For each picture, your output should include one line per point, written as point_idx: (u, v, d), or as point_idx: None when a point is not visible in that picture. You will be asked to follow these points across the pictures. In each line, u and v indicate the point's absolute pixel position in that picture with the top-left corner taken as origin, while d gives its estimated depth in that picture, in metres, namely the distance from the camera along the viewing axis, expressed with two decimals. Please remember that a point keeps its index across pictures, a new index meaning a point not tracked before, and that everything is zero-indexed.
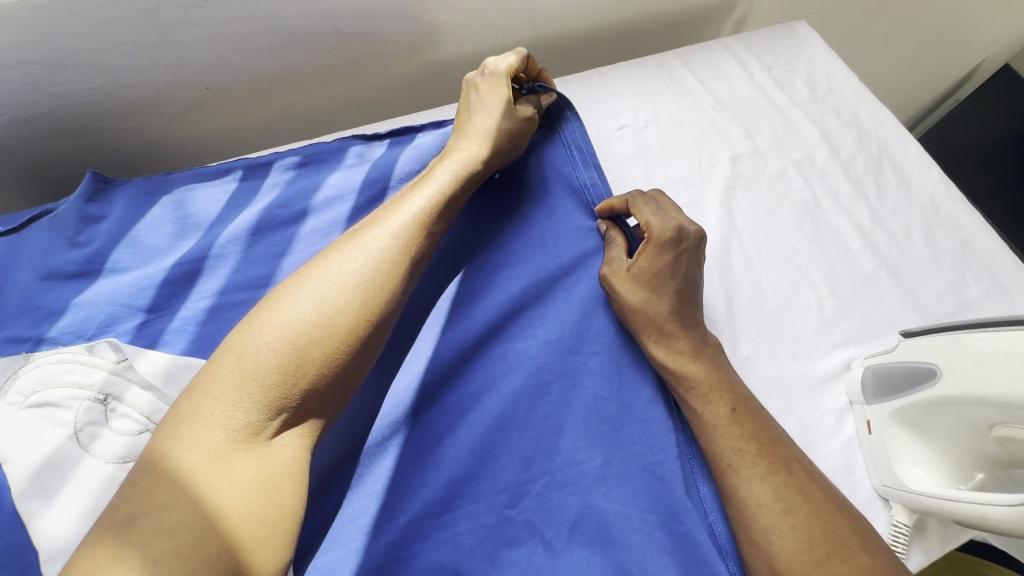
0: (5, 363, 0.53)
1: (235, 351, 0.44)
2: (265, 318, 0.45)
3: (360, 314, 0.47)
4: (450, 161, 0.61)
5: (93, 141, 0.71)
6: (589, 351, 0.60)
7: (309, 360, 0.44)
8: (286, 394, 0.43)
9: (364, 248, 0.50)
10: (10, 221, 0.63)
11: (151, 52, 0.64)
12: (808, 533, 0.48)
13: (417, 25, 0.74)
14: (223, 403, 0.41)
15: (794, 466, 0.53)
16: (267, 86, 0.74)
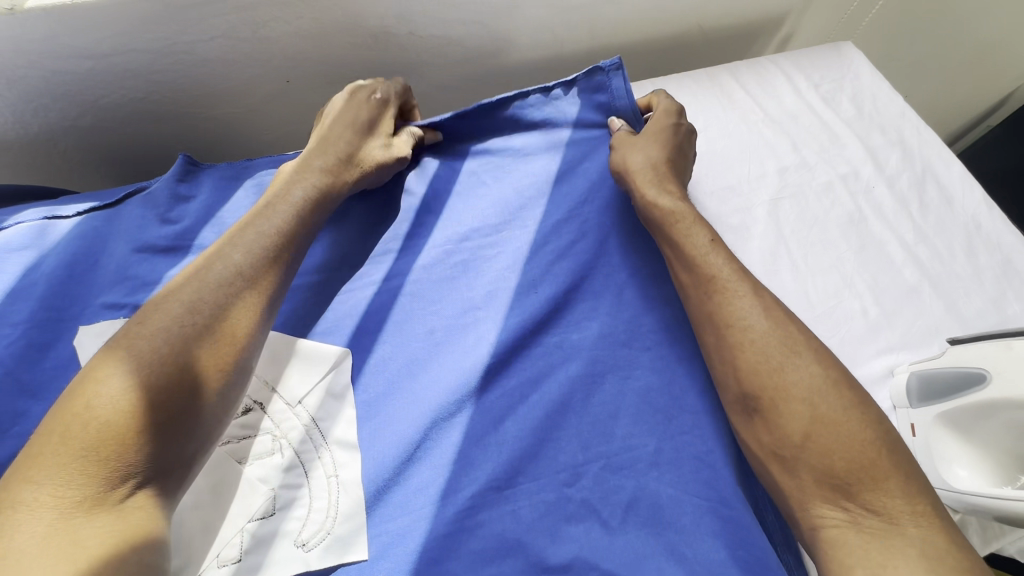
0: (106, 327, 0.58)
1: (55, 428, 0.42)
2: (85, 388, 0.43)
3: (205, 359, 0.47)
4: (311, 178, 0.61)
5: (178, 124, 0.77)
6: (641, 346, 0.62)
7: (151, 416, 0.43)
8: (128, 454, 0.41)
9: (206, 294, 0.49)
10: (107, 196, 0.68)
11: (243, 45, 0.69)
12: (768, 345, 0.52)
13: (485, 31, 0.79)
14: (49, 483, 0.39)
15: (763, 290, 0.56)
16: (341, 80, 0.78)
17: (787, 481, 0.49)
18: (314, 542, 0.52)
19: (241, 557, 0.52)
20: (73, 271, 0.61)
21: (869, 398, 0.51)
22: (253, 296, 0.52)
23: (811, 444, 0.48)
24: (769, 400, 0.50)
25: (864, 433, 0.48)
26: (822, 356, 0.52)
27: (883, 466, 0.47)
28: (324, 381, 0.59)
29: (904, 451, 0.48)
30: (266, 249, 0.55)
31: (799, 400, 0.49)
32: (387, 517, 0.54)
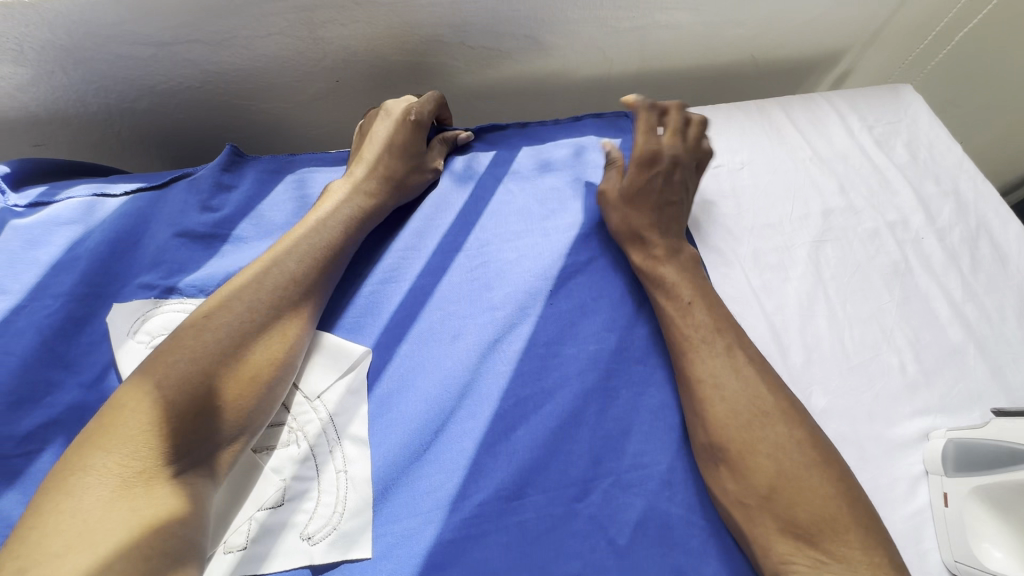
0: (138, 306, 0.59)
1: (126, 402, 0.45)
2: (155, 369, 0.47)
3: (263, 358, 0.51)
4: (354, 199, 0.64)
5: (227, 114, 0.78)
6: (656, 363, 0.62)
7: (213, 403, 0.47)
8: (192, 435, 0.45)
9: (264, 296, 0.54)
10: (153, 178, 0.70)
11: (300, 44, 0.70)
12: (737, 401, 0.55)
13: (535, 46, 0.79)
14: (120, 449, 0.42)
15: (738, 347, 0.59)
16: (388, 84, 0.79)
17: (752, 530, 0.51)
18: (320, 536, 0.51)
19: (247, 545, 0.50)
20: (115, 248, 0.63)
21: (834, 453, 0.54)
22: (305, 304, 0.56)
23: (773, 498, 0.51)
24: (737, 452, 0.53)
25: (827, 487, 0.51)
26: (792, 412, 0.55)
27: (844, 519, 0.49)
28: (345, 378, 0.58)
29: (865, 505, 0.51)
30: (321, 260, 0.59)
31: (765, 453, 0.52)
32: (392, 518, 0.52)
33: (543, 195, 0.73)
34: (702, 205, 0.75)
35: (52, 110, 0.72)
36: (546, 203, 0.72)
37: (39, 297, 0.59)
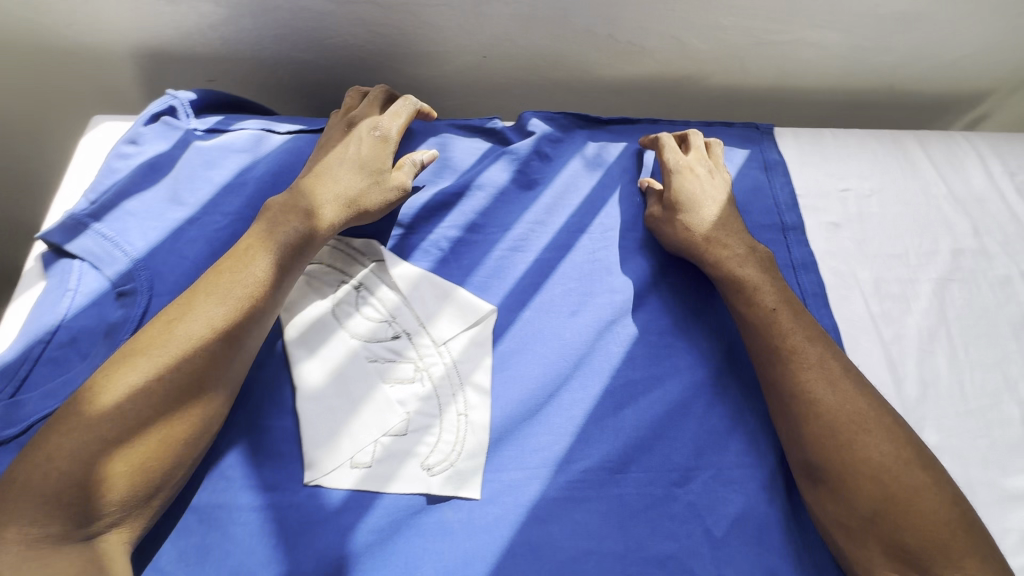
0: None
1: (33, 466, 0.44)
2: (67, 432, 0.45)
3: (176, 415, 0.48)
4: (303, 222, 0.59)
5: (376, 75, 0.84)
6: None
7: (118, 468, 0.45)
8: (100, 500, 0.45)
9: (176, 346, 0.50)
10: (311, 122, 0.76)
11: (462, 17, 0.74)
12: (837, 418, 0.53)
13: (677, 48, 0.80)
14: (19, 522, 0.42)
15: (831, 357, 0.57)
16: (528, 66, 0.83)
17: (854, 549, 0.51)
18: (439, 469, 0.54)
19: (371, 464, 0.54)
20: (276, 179, 0.68)
21: (943, 472, 0.52)
22: (236, 345, 0.52)
23: (879, 520, 0.50)
24: (835, 471, 0.52)
25: (939, 512, 0.49)
26: (893, 429, 0.53)
27: (958, 545, 0.48)
28: (470, 331, 0.61)
29: (979, 527, 0.49)
30: (257, 297, 0.54)
31: (868, 475, 0.51)
32: (503, 466, 0.55)
33: None
34: (826, 225, 0.74)
35: (230, 51, 0.79)
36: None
37: (210, 214, 0.65)
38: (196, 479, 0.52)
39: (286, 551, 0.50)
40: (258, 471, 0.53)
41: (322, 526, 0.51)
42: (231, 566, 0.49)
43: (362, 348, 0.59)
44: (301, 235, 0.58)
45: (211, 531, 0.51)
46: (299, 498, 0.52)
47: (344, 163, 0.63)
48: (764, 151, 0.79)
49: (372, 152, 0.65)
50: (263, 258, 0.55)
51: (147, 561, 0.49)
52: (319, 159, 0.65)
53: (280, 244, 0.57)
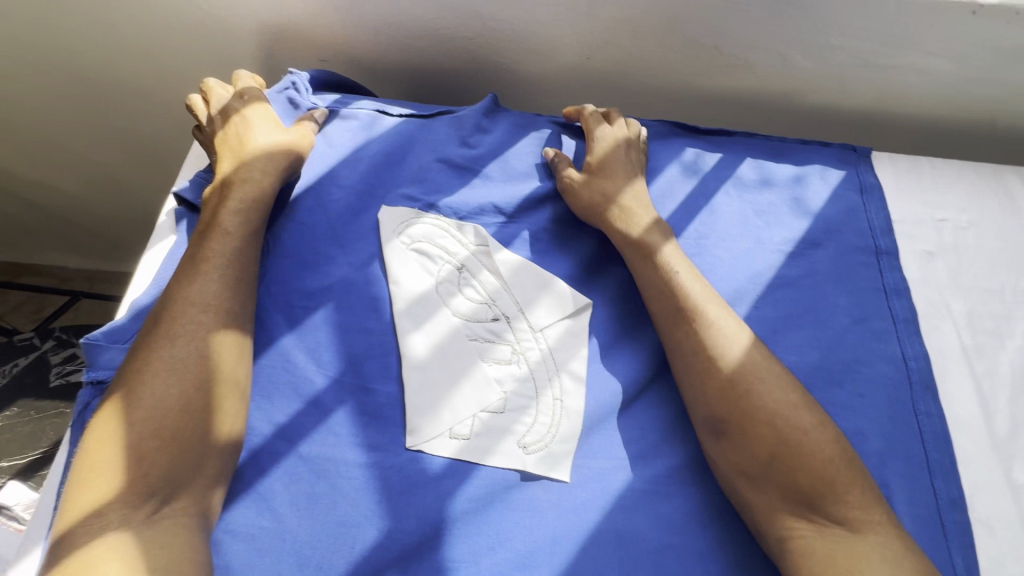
0: (404, 213, 0.68)
1: (77, 474, 0.47)
2: (92, 435, 0.48)
3: (186, 381, 0.52)
4: (248, 198, 0.63)
5: (480, 68, 0.87)
6: (853, 390, 0.63)
7: (152, 443, 0.48)
8: (148, 479, 0.47)
9: (174, 330, 0.54)
10: (420, 108, 0.80)
11: (575, 18, 0.77)
12: (736, 370, 0.57)
13: (780, 64, 0.81)
14: (82, 512, 0.45)
15: (726, 314, 0.61)
16: (629, 71, 0.84)
17: (755, 498, 0.53)
18: (534, 448, 0.57)
19: (470, 436, 0.57)
20: (388, 159, 0.72)
21: (829, 420, 0.56)
22: (223, 308, 0.57)
23: (774, 462, 0.53)
24: (736, 422, 0.55)
25: (826, 452, 0.53)
26: (783, 380, 0.57)
27: (842, 480, 0.52)
28: (566, 320, 0.64)
29: (860, 467, 0.53)
30: (227, 266, 0.59)
31: (764, 422, 0.54)
32: (592, 454, 0.57)
33: (762, 206, 0.75)
34: (920, 253, 0.74)
35: (347, 35, 0.83)
36: (764, 215, 0.74)
37: (327, 185, 0.69)
38: (309, 432, 0.56)
39: (389, 508, 0.53)
40: (365, 431, 0.57)
41: (423, 488, 0.54)
42: (338, 517, 0.53)
43: (463, 326, 0.63)
44: (241, 204, 0.63)
45: (321, 482, 0.54)
46: (402, 460, 0.55)
47: (250, 135, 0.68)
48: (861, 174, 0.79)
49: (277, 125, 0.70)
50: (219, 234, 0.60)
51: (261, 502, 0.53)
52: (235, 142, 0.67)
53: (234, 213, 0.62)
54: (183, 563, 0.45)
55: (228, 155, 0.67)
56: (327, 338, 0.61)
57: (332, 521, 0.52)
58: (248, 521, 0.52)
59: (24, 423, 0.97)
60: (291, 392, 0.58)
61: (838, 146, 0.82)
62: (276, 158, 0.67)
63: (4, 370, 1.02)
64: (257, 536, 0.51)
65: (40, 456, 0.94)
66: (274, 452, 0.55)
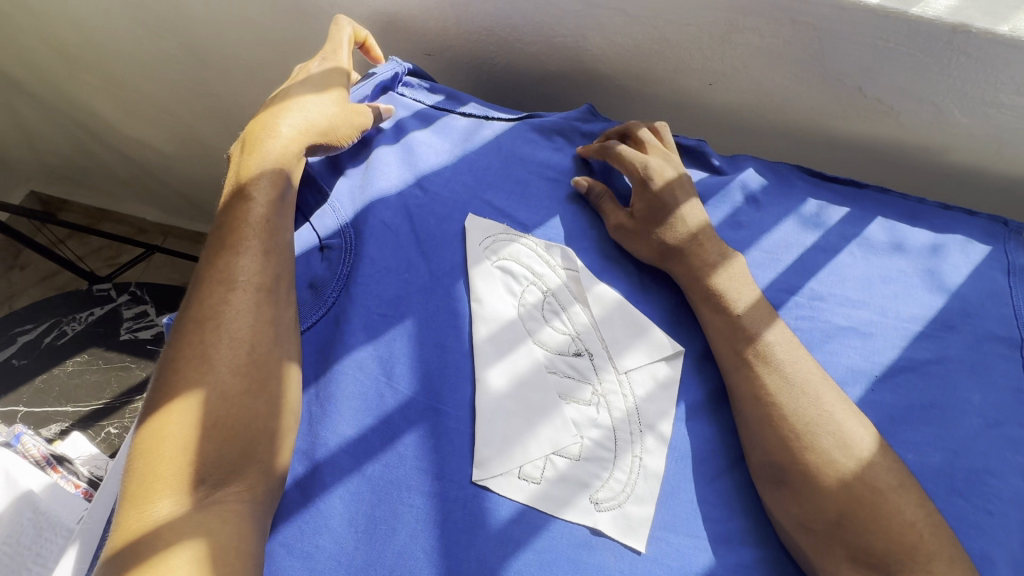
0: (489, 228, 0.64)
1: (132, 464, 0.47)
2: (145, 423, 0.48)
3: (222, 364, 0.49)
4: (267, 171, 0.58)
5: (592, 82, 0.82)
6: (981, 506, 0.54)
7: (195, 429, 0.47)
8: (194, 465, 0.46)
9: (206, 314, 0.51)
10: (511, 112, 0.77)
11: (709, 41, 0.71)
12: (803, 413, 0.51)
13: (931, 116, 0.72)
14: (135, 503, 0.44)
15: (802, 352, 0.56)
16: (754, 103, 0.77)
17: (820, 556, 0.48)
18: (607, 505, 0.52)
19: (542, 481, 0.53)
20: (487, 168, 0.69)
21: (910, 478, 0.50)
22: (258, 282, 0.53)
23: (844, 522, 0.47)
24: (802, 472, 0.49)
25: (908, 513, 0.47)
26: (859, 429, 0.51)
27: (927, 548, 0.46)
28: (653, 367, 0.59)
29: (946, 533, 0.48)
30: (257, 235, 0.55)
31: (837, 476, 0.48)
32: (673, 527, 0.52)
33: (889, 274, 0.67)
34: None
35: (460, 34, 0.80)
36: (891, 282, 0.66)
37: (417, 187, 0.67)
38: (375, 451, 0.53)
39: (446, 545, 0.50)
40: (429, 456, 0.53)
41: (486, 533, 0.50)
42: (396, 547, 0.49)
43: (545, 359, 0.58)
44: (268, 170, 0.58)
45: (382, 505, 0.51)
46: (466, 496, 0.52)
47: (288, 94, 0.64)
48: (1010, 253, 0.69)
49: (317, 98, 0.64)
50: (245, 205, 0.56)
51: (321, 519, 0.51)
52: (265, 116, 0.63)
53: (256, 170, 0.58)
54: (227, 552, 0.44)
55: (249, 132, 0.62)
56: (405, 350, 0.57)
57: (387, 552, 0.49)
58: (304, 537, 0.50)
59: (92, 371, 1.00)
60: (362, 405, 0.55)
61: (984, 216, 0.73)
62: (303, 122, 0.62)
63: (80, 317, 1.05)
64: (313, 554, 0.50)
65: (102, 406, 0.97)
66: (337, 466, 0.52)
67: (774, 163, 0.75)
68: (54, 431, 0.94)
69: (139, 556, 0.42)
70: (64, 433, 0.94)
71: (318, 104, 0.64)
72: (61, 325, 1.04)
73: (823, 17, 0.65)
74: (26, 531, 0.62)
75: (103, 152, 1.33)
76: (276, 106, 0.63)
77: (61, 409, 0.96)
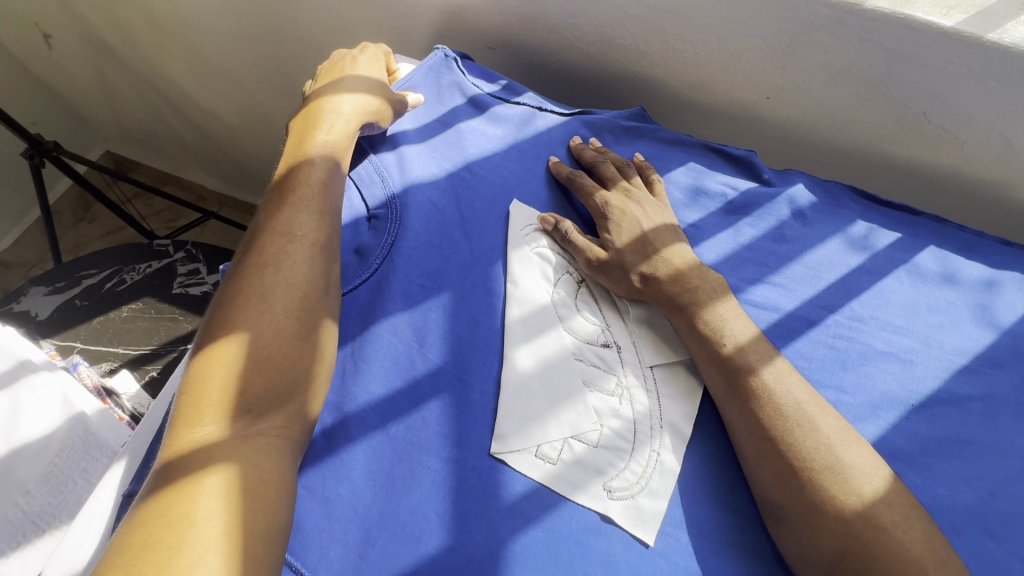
0: (530, 217, 0.66)
1: (186, 392, 0.50)
2: (202, 356, 0.51)
3: (278, 308, 0.53)
4: (327, 142, 0.64)
5: (648, 86, 0.83)
6: (1013, 552, 0.52)
7: (247, 362, 0.51)
8: (245, 396, 0.50)
9: (264, 260, 0.56)
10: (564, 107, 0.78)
11: (771, 54, 0.71)
12: (829, 428, 0.49)
13: (1001, 149, 0.69)
14: (190, 426, 0.48)
15: None
16: (811, 119, 0.77)
17: None
18: (619, 495, 0.52)
19: (558, 462, 0.54)
20: (535, 158, 0.71)
21: None
22: (313, 235, 0.58)
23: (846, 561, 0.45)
24: (798, 506, 0.47)
25: (934, 540, 0.46)
26: None
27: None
28: (679, 367, 0.59)
29: None
30: (315, 195, 0.61)
31: (836, 513, 0.46)
32: (684, 525, 0.51)
33: (937, 304, 0.65)
34: None
35: (525, 30, 0.83)
36: (938, 313, 0.64)
37: (465, 169, 0.69)
38: (401, 412, 0.55)
39: (458, 514, 0.51)
40: (454, 425, 0.54)
41: (498, 504, 0.51)
42: (410, 507, 0.51)
43: (573, 347, 0.59)
44: (327, 140, 0.65)
45: (400, 465, 0.53)
46: (483, 466, 0.53)
47: (339, 88, 0.68)
48: None
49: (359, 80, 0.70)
50: (308, 170, 0.62)
51: (341, 470, 0.53)
52: (316, 95, 0.69)
53: (315, 134, 0.65)
54: (265, 483, 0.47)
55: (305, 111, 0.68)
56: (438, 321, 0.59)
57: (403, 509, 0.51)
58: (325, 483, 0.52)
59: (143, 319, 1.06)
60: (392, 367, 0.57)
61: None
62: (369, 100, 0.68)
63: (139, 268, 1.12)
64: (332, 500, 0.52)
65: (149, 351, 1.03)
66: (363, 422, 0.55)
67: (825, 182, 0.74)
68: (105, 369, 1.01)
69: (184, 469, 0.45)
70: (113, 371, 1.01)
71: (362, 82, 0.69)
72: (121, 273, 1.11)
73: (893, 37, 0.64)
74: (76, 448, 0.65)
75: (176, 119, 1.42)
76: (328, 94, 0.68)
77: (113, 349, 1.03)
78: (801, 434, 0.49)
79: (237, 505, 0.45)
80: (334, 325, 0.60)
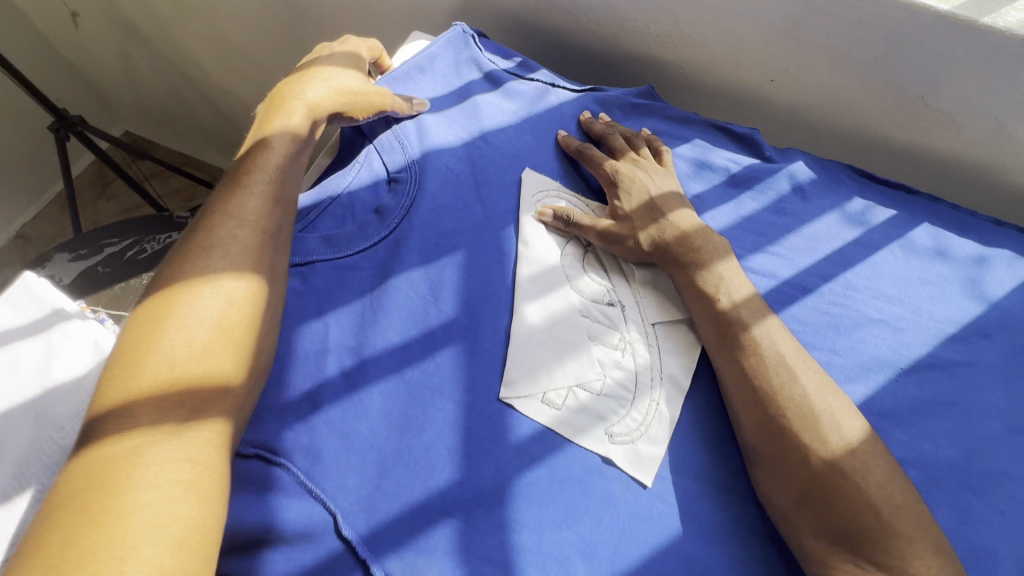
0: (542, 183, 0.70)
1: (109, 384, 0.46)
2: (132, 344, 0.48)
3: (226, 289, 0.52)
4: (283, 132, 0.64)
5: (657, 68, 0.86)
6: (992, 504, 0.55)
7: (186, 347, 0.48)
8: (181, 381, 0.47)
9: (211, 246, 0.55)
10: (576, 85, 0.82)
11: (776, 37, 0.74)
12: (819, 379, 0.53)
13: (996, 132, 0.72)
14: (113, 417, 0.44)
15: None
16: (813, 102, 0.80)
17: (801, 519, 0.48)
18: (620, 439, 0.55)
19: (562, 408, 0.57)
20: (548, 130, 0.74)
21: None
22: (264, 221, 0.58)
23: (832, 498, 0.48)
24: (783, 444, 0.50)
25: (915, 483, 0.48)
26: None
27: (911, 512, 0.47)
28: (680, 326, 0.62)
29: None
30: (270, 181, 0.61)
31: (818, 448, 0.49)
32: (681, 469, 0.54)
33: (928, 277, 0.68)
34: None
35: (540, 12, 0.86)
36: (929, 285, 0.67)
37: (481, 139, 0.72)
38: (416, 358, 0.58)
39: (467, 450, 0.54)
40: (465, 371, 0.58)
41: (506, 445, 0.55)
42: (423, 443, 0.54)
43: (580, 304, 0.62)
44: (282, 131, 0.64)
45: (414, 405, 0.56)
46: (492, 409, 0.56)
47: (306, 80, 0.69)
48: None
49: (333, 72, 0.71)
50: (263, 159, 0.62)
51: (358, 408, 0.56)
52: (280, 91, 0.69)
53: (275, 123, 0.65)
54: (197, 472, 0.44)
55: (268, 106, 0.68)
56: (452, 276, 0.63)
57: (416, 444, 0.54)
58: (343, 419, 0.56)
59: None
60: (408, 317, 0.60)
61: None
62: (352, 78, 0.72)
63: (159, 238, 1.16)
64: (349, 434, 0.55)
65: None
66: (380, 365, 0.58)
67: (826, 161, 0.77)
68: None
69: (105, 465, 0.42)
70: None
71: (333, 74, 0.71)
72: (142, 242, 1.15)
73: (893, 21, 0.67)
74: None
75: (196, 99, 1.46)
76: (294, 87, 0.68)
77: None
78: (793, 384, 0.52)
79: (163, 497, 0.41)
80: (354, 278, 0.63)
